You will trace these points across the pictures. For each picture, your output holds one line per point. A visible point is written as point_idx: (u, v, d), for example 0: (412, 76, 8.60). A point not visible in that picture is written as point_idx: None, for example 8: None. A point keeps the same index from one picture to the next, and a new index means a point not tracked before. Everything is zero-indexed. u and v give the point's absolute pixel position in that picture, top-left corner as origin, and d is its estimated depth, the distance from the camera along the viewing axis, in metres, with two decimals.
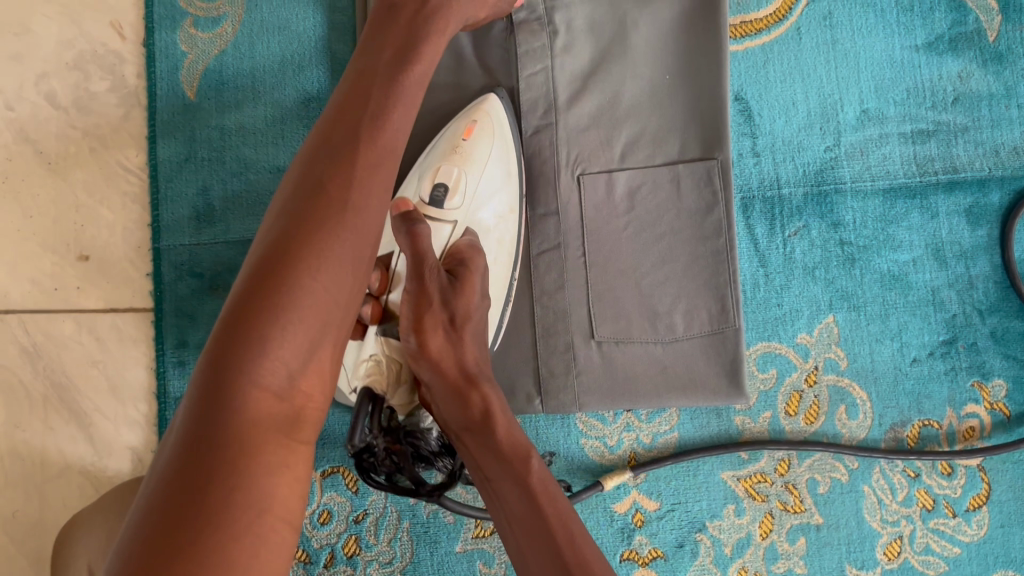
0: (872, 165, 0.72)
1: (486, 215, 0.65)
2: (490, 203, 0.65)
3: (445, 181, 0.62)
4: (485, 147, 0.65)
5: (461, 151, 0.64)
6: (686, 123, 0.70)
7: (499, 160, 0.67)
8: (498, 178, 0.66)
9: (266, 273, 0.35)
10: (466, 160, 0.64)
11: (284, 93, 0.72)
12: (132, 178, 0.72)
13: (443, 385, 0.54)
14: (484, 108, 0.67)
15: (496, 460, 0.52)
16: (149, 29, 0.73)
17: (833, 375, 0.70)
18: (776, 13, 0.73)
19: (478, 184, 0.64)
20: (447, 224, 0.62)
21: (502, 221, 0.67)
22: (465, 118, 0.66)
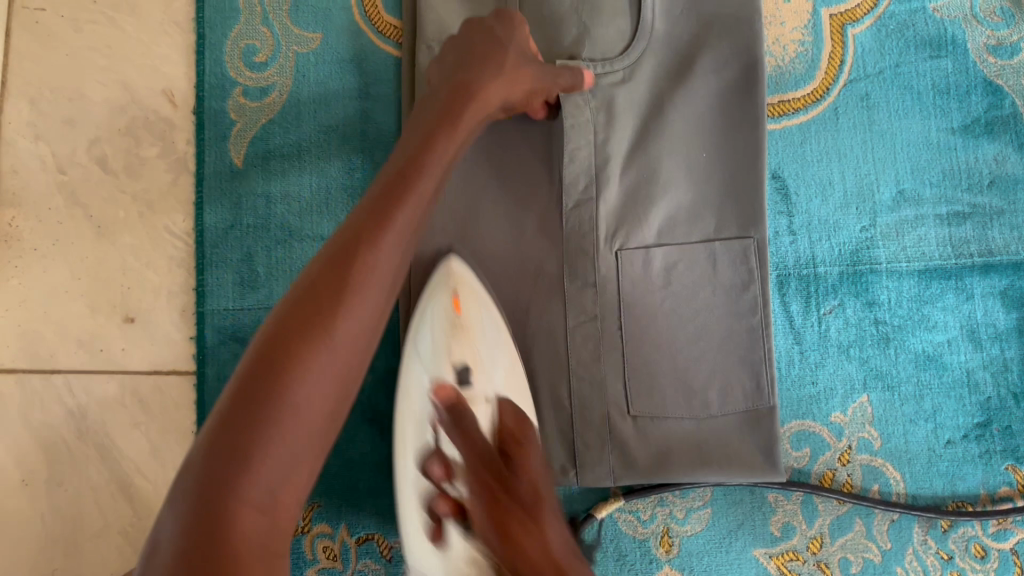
0: (908, 247, 0.72)
1: (498, 380, 0.61)
2: (494, 369, 0.62)
3: (468, 364, 0.61)
4: (481, 314, 0.64)
5: (464, 325, 0.63)
6: (723, 203, 0.71)
7: (493, 320, 0.65)
8: (501, 350, 0.64)
9: (255, 382, 0.36)
10: (466, 339, 0.62)
11: (330, 162, 0.74)
12: (179, 244, 0.73)
13: (512, 500, 0.49)
14: (459, 277, 0.65)
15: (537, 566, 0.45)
16: (199, 97, 0.75)
17: (866, 455, 0.71)
18: (814, 92, 0.74)
19: (488, 353, 0.62)
20: (480, 401, 0.59)
21: (507, 378, 0.62)
22: (446, 289, 0.65)
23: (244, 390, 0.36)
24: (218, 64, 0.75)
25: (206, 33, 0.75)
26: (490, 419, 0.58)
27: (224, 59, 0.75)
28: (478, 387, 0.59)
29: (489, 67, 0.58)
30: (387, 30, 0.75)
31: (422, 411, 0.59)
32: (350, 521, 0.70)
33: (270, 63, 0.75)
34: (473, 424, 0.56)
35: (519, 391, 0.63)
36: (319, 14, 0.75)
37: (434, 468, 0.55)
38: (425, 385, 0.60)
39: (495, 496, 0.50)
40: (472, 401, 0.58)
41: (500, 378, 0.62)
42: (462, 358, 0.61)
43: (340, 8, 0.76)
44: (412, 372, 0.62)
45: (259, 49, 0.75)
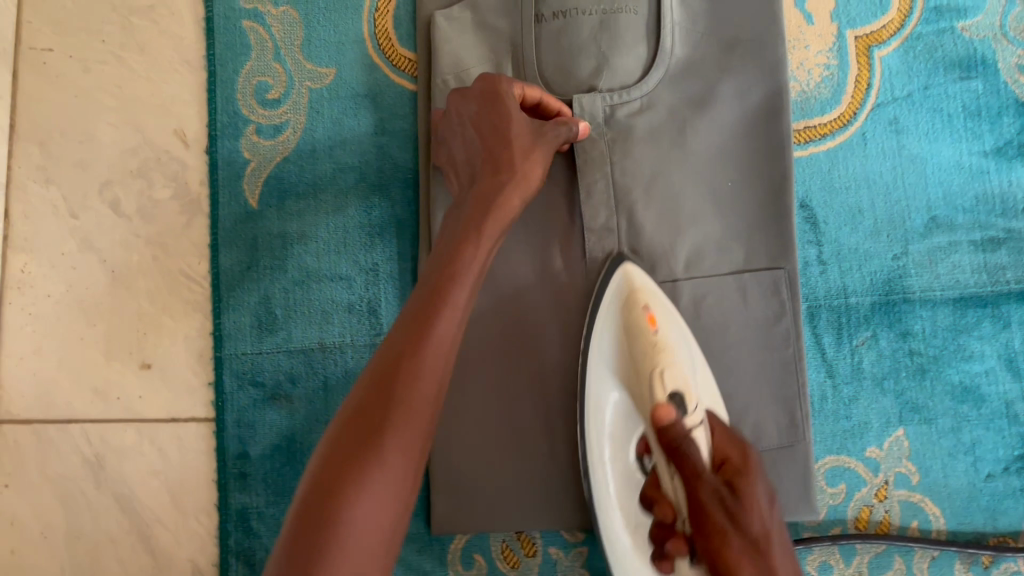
0: (942, 275, 0.70)
1: (707, 400, 0.62)
2: (696, 374, 0.63)
3: (678, 388, 0.62)
4: (677, 332, 0.64)
5: (664, 344, 0.63)
6: (751, 233, 0.69)
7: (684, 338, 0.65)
8: (698, 357, 0.64)
9: (312, 510, 0.38)
10: (671, 355, 0.63)
11: (347, 200, 0.72)
12: (194, 286, 0.72)
13: (727, 522, 0.55)
14: (648, 290, 0.65)
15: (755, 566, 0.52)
16: (212, 136, 0.73)
17: (904, 490, 0.69)
18: (840, 117, 0.73)
19: (690, 372, 0.63)
20: (695, 409, 0.61)
21: (709, 386, 0.63)
22: (638, 308, 0.64)
23: (306, 518, 0.38)
24: (230, 103, 0.73)
25: (218, 71, 0.74)
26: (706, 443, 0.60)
27: (236, 97, 0.73)
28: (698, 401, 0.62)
29: (501, 175, 0.60)
30: (402, 63, 0.74)
31: (632, 428, 0.64)
32: None
33: (283, 100, 0.73)
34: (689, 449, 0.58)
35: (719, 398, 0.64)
36: (332, 48, 0.74)
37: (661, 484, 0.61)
38: (615, 416, 0.64)
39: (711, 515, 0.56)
40: (691, 425, 0.60)
41: (701, 383, 0.63)
42: (676, 384, 0.62)
43: (353, 42, 0.74)
44: (603, 380, 0.64)
45: (272, 86, 0.73)
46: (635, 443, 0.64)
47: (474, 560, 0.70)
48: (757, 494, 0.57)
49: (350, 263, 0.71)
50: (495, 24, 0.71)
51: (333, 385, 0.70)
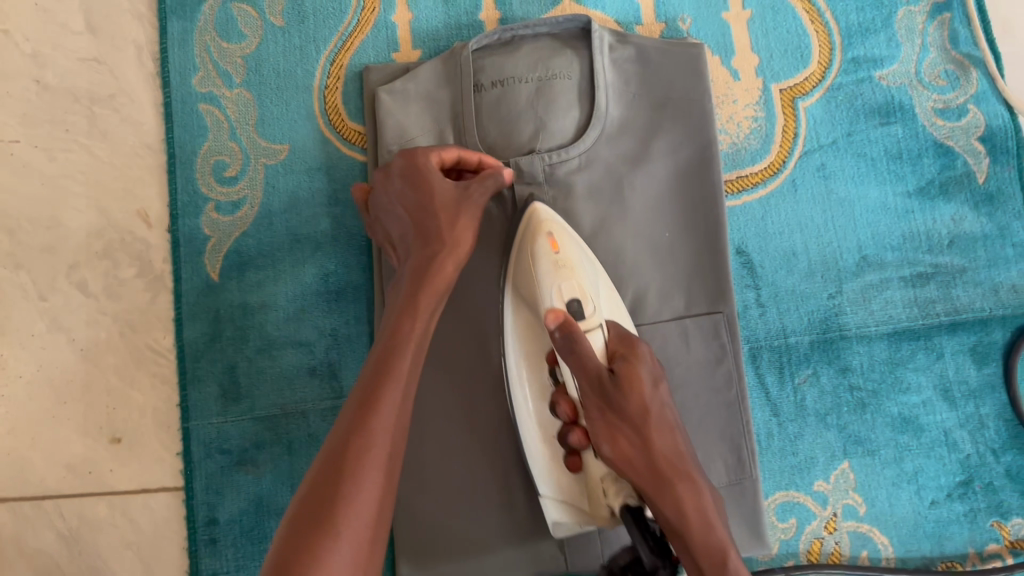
0: (875, 311, 0.74)
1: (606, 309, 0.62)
2: (597, 289, 0.62)
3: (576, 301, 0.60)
4: (579, 251, 0.63)
5: (566, 262, 0.61)
6: (689, 281, 0.73)
7: (586, 254, 0.65)
8: (598, 271, 0.64)
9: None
10: (572, 272, 0.61)
11: (304, 268, 0.75)
12: (161, 360, 0.75)
13: (620, 417, 0.57)
14: (546, 217, 0.64)
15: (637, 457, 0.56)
16: (173, 216, 0.76)
17: (852, 521, 0.71)
18: (770, 166, 0.76)
19: (594, 287, 0.62)
20: (596, 323, 0.59)
21: (612, 301, 0.64)
22: (539, 232, 0.63)
23: None
24: (190, 182, 0.77)
25: (177, 153, 0.77)
26: (604, 346, 0.59)
27: (195, 177, 0.77)
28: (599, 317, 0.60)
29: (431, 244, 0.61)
30: (352, 137, 0.78)
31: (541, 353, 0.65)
32: None
33: (240, 177, 0.77)
34: (585, 348, 0.58)
35: (621, 309, 0.64)
36: (285, 126, 0.78)
37: (561, 405, 0.62)
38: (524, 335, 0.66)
39: (602, 409, 0.57)
40: (587, 330, 0.59)
41: (603, 301, 0.62)
42: (575, 291, 0.60)
43: (304, 119, 0.78)
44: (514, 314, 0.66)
45: (229, 164, 0.77)
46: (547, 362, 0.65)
47: None
48: (639, 378, 0.58)
49: (310, 330, 0.74)
50: (438, 95, 0.75)
51: (297, 448, 0.72)
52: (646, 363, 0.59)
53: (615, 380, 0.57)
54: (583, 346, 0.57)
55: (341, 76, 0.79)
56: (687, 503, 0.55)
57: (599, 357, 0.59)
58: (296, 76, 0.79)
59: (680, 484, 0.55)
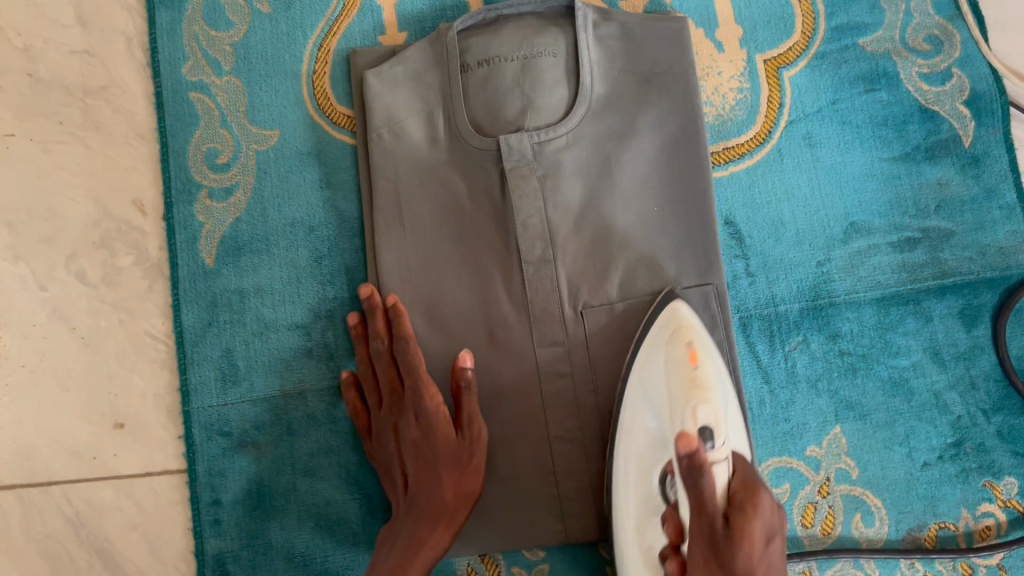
0: (864, 277, 0.74)
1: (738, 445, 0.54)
2: (726, 412, 0.59)
3: (710, 422, 0.55)
4: (715, 365, 0.62)
5: (698, 379, 0.59)
6: (678, 252, 0.73)
7: (725, 374, 0.63)
8: (728, 388, 0.62)
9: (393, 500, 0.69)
10: (703, 398, 0.57)
11: (298, 252, 0.76)
12: (160, 345, 0.76)
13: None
14: (682, 320, 0.66)
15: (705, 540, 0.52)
16: (168, 203, 0.78)
17: (845, 485, 0.72)
18: (756, 137, 0.77)
19: (724, 412, 0.57)
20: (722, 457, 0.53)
21: (735, 427, 0.59)
22: (682, 339, 0.63)
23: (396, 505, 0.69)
24: (183, 170, 0.78)
25: (169, 142, 0.78)
26: (726, 485, 0.52)
27: (187, 165, 0.78)
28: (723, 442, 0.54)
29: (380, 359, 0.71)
30: (342, 120, 0.79)
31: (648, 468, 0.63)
32: None
33: (232, 163, 0.78)
34: (709, 482, 0.50)
35: (745, 438, 0.60)
36: (275, 111, 0.79)
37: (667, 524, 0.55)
38: (648, 438, 0.63)
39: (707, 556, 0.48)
40: (713, 460, 0.53)
41: (732, 427, 0.58)
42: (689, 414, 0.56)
43: (294, 104, 0.79)
44: (633, 446, 0.64)
45: (221, 151, 0.78)
46: (656, 473, 0.62)
47: None
48: (755, 535, 0.48)
49: (306, 312, 0.76)
50: (424, 76, 0.76)
51: (296, 428, 0.74)
52: (767, 515, 0.50)
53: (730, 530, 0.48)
54: (706, 478, 0.50)
55: (329, 61, 0.80)
56: None
57: (721, 492, 0.51)
58: (284, 62, 0.79)
59: None
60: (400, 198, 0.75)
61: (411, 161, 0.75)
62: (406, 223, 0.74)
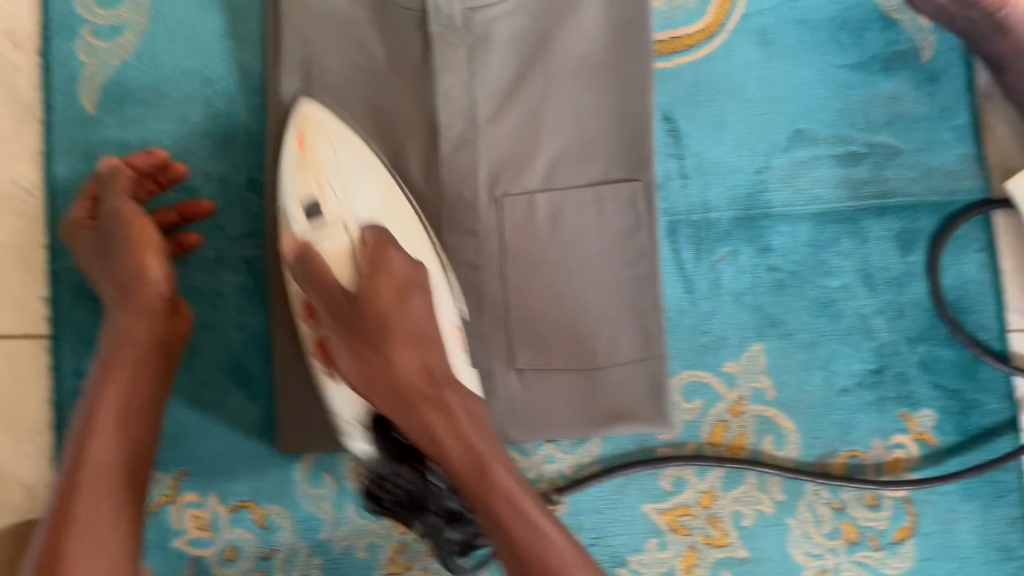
0: (802, 189, 0.70)
1: (365, 210, 0.56)
2: (358, 180, 0.58)
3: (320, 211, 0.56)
4: (330, 146, 0.58)
5: (310, 163, 0.57)
6: (610, 145, 0.68)
7: (354, 150, 0.59)
8: (370, 185, 0.58)
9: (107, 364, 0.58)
10: (325, 172, 0.57)
11: (191, 106, 0.68)
12: (27, 196, 0.68)
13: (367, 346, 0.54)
14: (306, 110, 0.61)
15: (490, 507, 0.51)
16: (46, 37, 0.68)
17: (759, 405, 0.68)
18: (705, 29, 0.71)
19: (348, 177, 0.57)
20: (338, 230, 0.55)
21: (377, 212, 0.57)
22: (297, 126, 0.60)
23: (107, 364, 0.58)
24: (66, 2, 0.69)
25: None
26: (337, 246, 0.55)
27: None
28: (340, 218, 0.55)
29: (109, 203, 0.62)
30: None
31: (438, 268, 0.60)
32: (220, 489, 0.66)
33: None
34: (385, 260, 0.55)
35: (399, 212, 0.59)
36: None
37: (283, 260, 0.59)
38: (284, 169, 0.59)
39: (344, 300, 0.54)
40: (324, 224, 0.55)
41: (359, 185, 0.57)
42: (309, 193, 0.56)
43: None
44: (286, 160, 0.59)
45: None
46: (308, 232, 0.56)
47: (323, 478, 0.67)
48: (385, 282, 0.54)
49: (197, 173, 0.68)
50: None
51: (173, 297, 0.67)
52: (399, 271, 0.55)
53: (361, 299, 0.54)
54: (312, 265, 0.55)
55: None
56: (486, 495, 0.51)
57: (332, 260, 0.55)
58: None
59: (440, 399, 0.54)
60: (309, 55, 0.67)
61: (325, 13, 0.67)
62: (315, 83, 0.67)
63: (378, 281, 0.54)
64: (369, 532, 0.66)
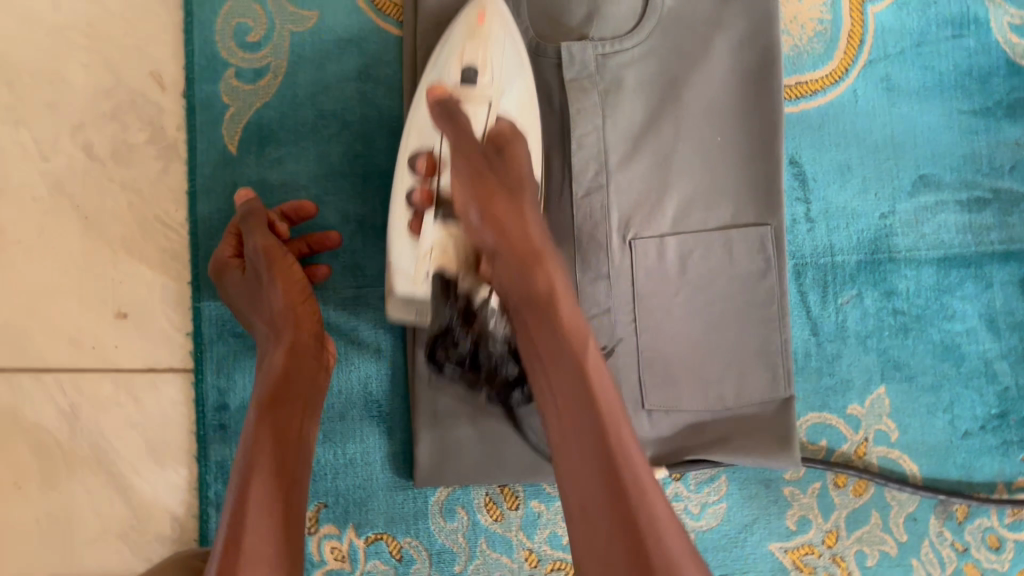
0: (927, 235, 0.71)
1: (513, 104, 0.61)
2: (512, 74, 0.61)
3: (472, 61, 0.60)
4: (504, 37, 0.61)
5: (480, 33, 0.61)
6: (738, 189, 0.68)
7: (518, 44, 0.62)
8: (517, 62, 0.61)
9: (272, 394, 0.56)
10: (485, 45, 0.60)
11: (330, 147, 0.70)
12: (172, 234, 0.70)
13: (496, 177, 0.57)
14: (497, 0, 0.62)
15: (592, 414, 0.48)
16: (190, 80, 0.70)
17: (883, 447, 0.70)
18: (832, 74, 0.71)
19: (505, 76, 0.61)
20: (483, 107, 0.60)
21: (526, 108, 0.61)
22: (474, 7, 0.62)
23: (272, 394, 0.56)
24: (208, 45, 0.71)
25: (195, 12, 0.71)
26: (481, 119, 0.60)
27: (214, 39, 0.71)
28: (490, 96, 0.60)
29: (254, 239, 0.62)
30: (389, 9, 0.71)
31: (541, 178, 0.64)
32: (358, 522, 0.68)
33: (263, 43, 0.71)
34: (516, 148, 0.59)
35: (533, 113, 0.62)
36: None
37: (420, 159, 0.61)
38: (447, 39, 0.62)
39: (490, 192, 0.57)
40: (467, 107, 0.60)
41: (512, 88, 0.61)
42: (465, 62, 0.60)
43: None
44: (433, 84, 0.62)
45: (252, 28, 0.71)
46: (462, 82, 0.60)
47: (457, 513, 0.69)
48: (521, 158, 0.59)
49: (335, 213, 0.70)
50: None
51: None
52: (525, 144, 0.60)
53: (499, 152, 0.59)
54: (460, 119, 0.59)
55: None
56: (577, 412, 0.49)
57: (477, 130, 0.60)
58: None
59: (545, 262, 0.55)
60: None
61: None
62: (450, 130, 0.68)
63: (510, 161, 0.59)
64: (501, 565, 0.68)
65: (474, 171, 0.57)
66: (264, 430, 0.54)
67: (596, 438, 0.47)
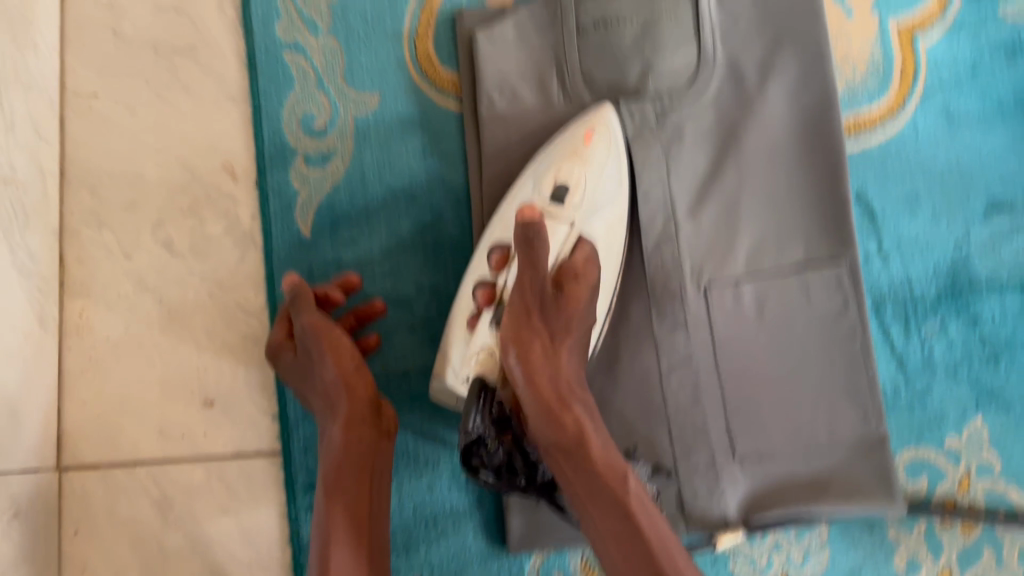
0: (1006, 259, 0.70)
1: (598, 225, 0.65)
2: (598, 212, 0.65)
3: (567, 181, 0.65)
4: (605, 153, 0.66)
5: (581, 155, 0.66)
6: (807, 228, 0.68)
7: (621, 162, 0.67)
8: (613, 187, 0.66)
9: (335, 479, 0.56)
10: (585, 167, 0.65)
11: (400, 223, 0.72)
12: (252, 320, 0.72)
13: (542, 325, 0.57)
14: (605, 116, 0.67)
15: (619, 515, 0.52)
16: (261, 169, 0.73)
17: (988, 480, 0.67)
18: (887, 109, 0.72)
19: (597, 188, 0.65)
20: (564, 225, 0.64)
21: (610, 231, 0.66)
22: (584, 123, 0.67)
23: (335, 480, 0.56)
24: (277, 135, 0.73)
25: (263, 104, 0.74)
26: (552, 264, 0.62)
27: (281, 129, 0.73)
28: (573, 219, 0.64)
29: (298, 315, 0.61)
30: (448, 87, 0.75)
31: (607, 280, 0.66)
32: None
33: (328, 129, 0.73)
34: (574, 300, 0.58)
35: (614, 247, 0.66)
36: (375, 74, 0.74)
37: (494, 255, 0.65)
38: (558, 140, 0.67)
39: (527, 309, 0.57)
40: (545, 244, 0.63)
41: (601, 213, 0.65)
42: (562, 182, 0.65)
43: (395, 66, 0.75)
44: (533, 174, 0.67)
45: (316, 115, 0.73)
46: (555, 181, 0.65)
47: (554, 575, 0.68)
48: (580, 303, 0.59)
49: (410, 285, 0.72)
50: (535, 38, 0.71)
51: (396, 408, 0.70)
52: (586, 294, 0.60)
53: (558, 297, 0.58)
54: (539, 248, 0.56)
55: (431, 23, 0.75)
56: (602, 512, 0.53)
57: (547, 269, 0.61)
58: (384, 22, 0.75)
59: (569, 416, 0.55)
60: (508, 170, 0.71)
61: (522, 124, 0.71)
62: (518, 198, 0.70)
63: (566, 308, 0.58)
64: None
65: (522, 307, 0.57)
66: (337, 520, 0.54)
67: (627, 524, 0.52)
